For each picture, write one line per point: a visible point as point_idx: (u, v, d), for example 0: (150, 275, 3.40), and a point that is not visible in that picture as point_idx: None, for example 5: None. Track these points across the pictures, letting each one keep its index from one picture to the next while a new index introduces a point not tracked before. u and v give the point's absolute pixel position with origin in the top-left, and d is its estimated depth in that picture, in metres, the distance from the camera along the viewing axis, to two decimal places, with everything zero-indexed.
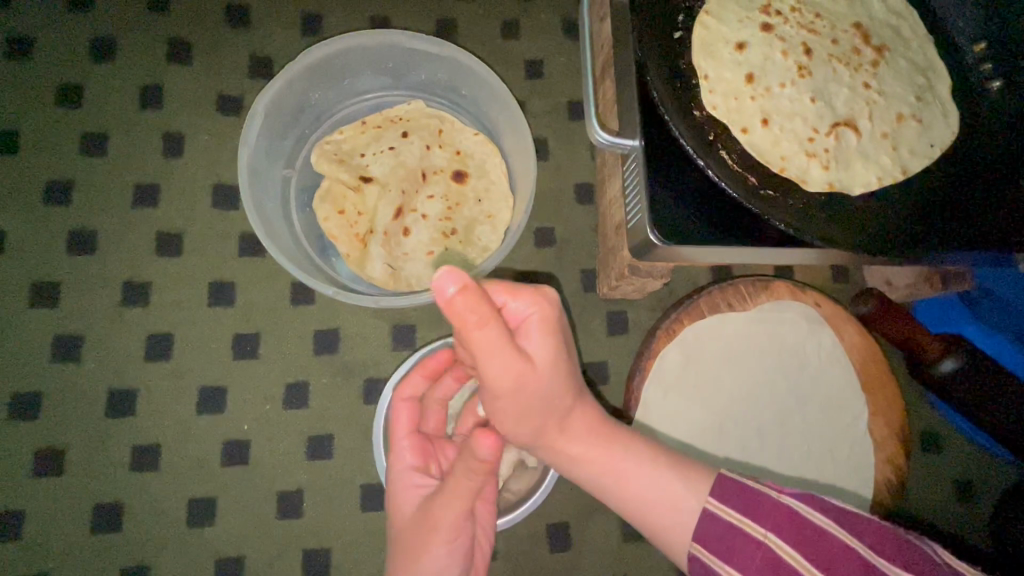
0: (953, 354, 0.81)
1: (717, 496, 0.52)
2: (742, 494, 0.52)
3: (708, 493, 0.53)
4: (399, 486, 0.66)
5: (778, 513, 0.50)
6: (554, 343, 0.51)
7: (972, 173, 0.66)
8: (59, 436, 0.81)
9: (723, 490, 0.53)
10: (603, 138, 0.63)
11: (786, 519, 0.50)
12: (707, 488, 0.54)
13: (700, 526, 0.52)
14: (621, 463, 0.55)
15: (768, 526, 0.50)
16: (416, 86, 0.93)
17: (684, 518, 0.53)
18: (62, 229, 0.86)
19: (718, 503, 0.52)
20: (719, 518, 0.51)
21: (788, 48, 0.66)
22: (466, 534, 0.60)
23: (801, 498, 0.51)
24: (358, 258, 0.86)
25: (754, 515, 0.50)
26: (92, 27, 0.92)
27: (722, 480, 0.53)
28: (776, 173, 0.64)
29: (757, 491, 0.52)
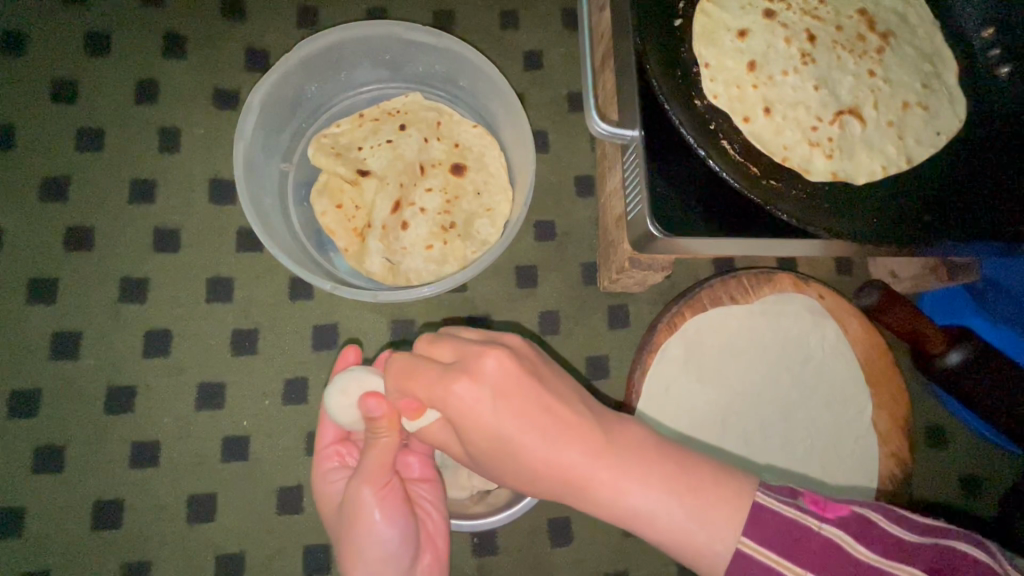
0: (958, 346, 0.81)
1: (753, 534, 0.47)
2: (781, 527, 0.48)
3: (739, 533, 0.47)
4: (327, 487, 0.73)
5: (820, 547, 0.47)
6: (492, 414, 0.50)
7: (980, 161, 0.65)
8: (59, 432, 0.81)
9: (761, 525, 0.47)
10: (602, 129, 0.63)
11: (829, 551, 0.47)
12: (739, 526, 0.47)
13: (735, 566, 0.47)
14: (631, 499, 0.48)
15: (809, 563, 0.47)
16: (413, 78, 0.92)
17: (715, 561, 0.47)
18: (59, 226, 0.86)
19: (753, 543, 0.47)
20: (755, 558, 0.47)
21: (792, 36, 0.65)
22: (396, 500, 0.65)
23: (846, 528, 0.48)
24: (356, 253, 0.86)
25: (793, 554, 0.47)
26: (87, 22, 0.91)
27: (760, 513, 0.48)
28: (778, 163, 0.63)
29: (797, 524, 0.48)
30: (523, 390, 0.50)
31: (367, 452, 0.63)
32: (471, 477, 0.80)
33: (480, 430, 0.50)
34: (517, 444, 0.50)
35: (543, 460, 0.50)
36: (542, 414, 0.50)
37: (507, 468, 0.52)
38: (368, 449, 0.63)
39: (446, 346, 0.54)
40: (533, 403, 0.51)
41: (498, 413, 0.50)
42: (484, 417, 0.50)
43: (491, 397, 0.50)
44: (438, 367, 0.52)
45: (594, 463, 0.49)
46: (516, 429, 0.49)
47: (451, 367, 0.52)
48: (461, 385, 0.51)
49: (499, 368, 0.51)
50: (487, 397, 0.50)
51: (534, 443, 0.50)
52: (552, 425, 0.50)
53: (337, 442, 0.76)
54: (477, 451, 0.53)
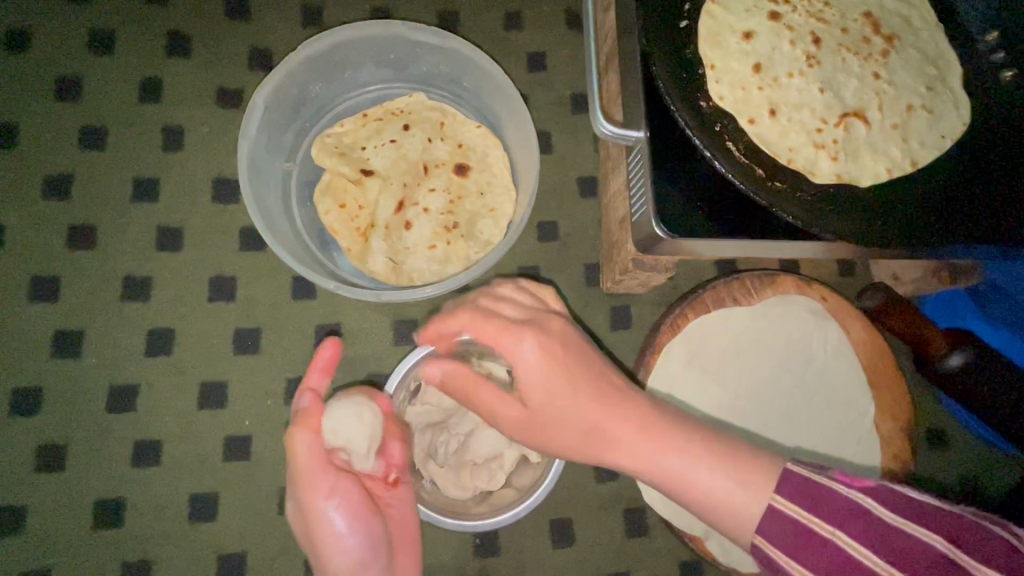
0: (959, 348, 0.81)
1: (783, 492, 0.49)
2: (808, 490, 0.49)
3: (774, 490, 0.49)
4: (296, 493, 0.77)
5: (846, 511, 0.48)
6: (547, 365, 0.55)
7: (984, 164, 0.65)
8: (60, 431, 0.81)
9: (789, 485, 0.49)
10: (607, 129, 0.62)
11: (856, 517, 0.47)
12: (772, 485, 0.50)
13: (767, 526, 0.49)
14: (679, 465, 0.51)
15: (835, 523, 0.47)
16: (417, 78, 0.92)
17: (748, 520, 0.49)
18: (62, 224, 0.86)
19: (784, 500, 0.49)
20: (788, 516, 0.48)
21: (797, 38, 0.65)
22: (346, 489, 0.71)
23: (873, 494, 0.48)
24: (359, 253, 0.85)
25: (821, 513, 0.48)
26: (90, 20, 0.91)
27: (789, 475, 0.50)
28: (783, 165, 0.63)
29: (826, 487, 0.49)
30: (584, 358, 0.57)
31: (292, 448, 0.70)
32: (474, 478, 0.78)
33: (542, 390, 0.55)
34: (567, 399, 0.55)
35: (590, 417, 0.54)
36: (598, 382, 0.56)
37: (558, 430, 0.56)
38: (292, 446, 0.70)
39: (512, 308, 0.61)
40: (585, 366, 0.56)
41: (565, 372, 0.55)
42: (537, 374, 0.55)
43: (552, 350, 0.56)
44: (505, 321, 0.58)
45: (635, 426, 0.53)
46: (579, 387, 0.55)
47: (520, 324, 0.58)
48: (525, 339, 0.56)
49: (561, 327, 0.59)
50: (553, 350, 0.56)
51: (579, 394, 0.55)
52: (604, 391, 0.55)
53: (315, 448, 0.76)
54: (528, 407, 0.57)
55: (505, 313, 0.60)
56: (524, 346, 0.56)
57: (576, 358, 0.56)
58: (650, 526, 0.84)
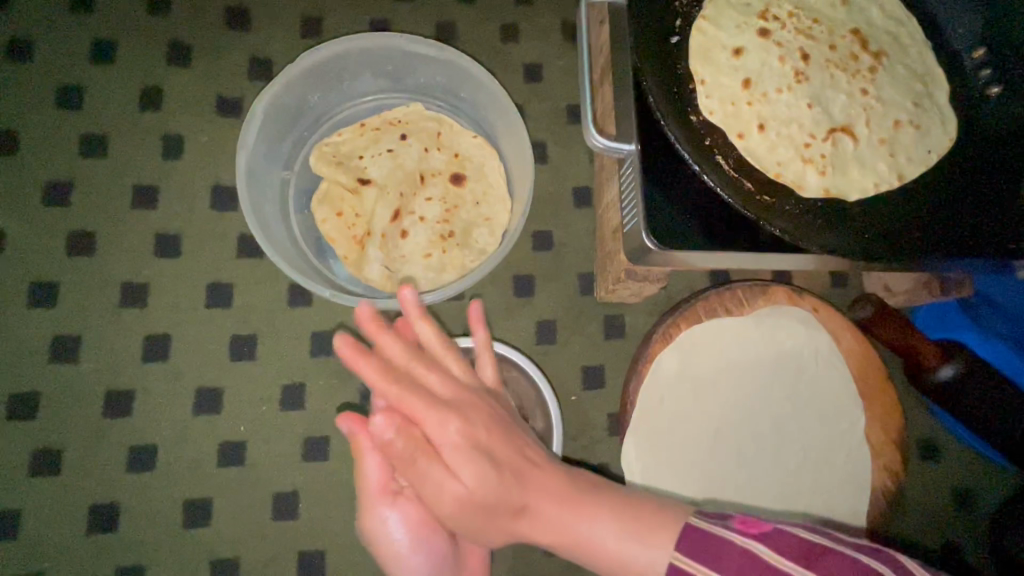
0: (949, 360, 0.82)
1: (683, 548, 0.53)
2: (706, 543, 0.53)
3: (673, 549, 0.54)
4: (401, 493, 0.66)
5: (742, 559, 0.52)
6: (473, 455, 0.57)
7: (970, 177, 0.66)
8: (56, 435, 0.81)
9: (687, 540, 0.54)
10: (600, 142, 0.64)
11: (745, 560, 0.52)
12: (675, 543, 0.54)
13: None
14: (587, 528, 0.56)
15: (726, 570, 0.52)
16: (415, 89, 0.93)
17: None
18: (62, 229, 0.87)
19: (683, 556, 0.53)
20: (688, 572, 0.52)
21: (786, 54, 0.66)
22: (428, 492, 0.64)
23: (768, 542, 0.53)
24: (355, 261, 0.86)
25: (716, 564, 0.52)
26: (93, 29, 0.93)
27: (688, 530, 0.54)
28: (772, 179, 0.64)
29: (721, 538, 0.54)
30: (498, 434, 0.60)
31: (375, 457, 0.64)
32: None
33: (458, 464, 0.56)
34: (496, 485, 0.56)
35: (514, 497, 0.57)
36: (520, 460, 0.59)
37: (489, 516, 0.58)
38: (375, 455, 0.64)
39: (441, 381, 0.62)
40: (506, 444, 0.60)
41: (490, 456, 0.58)
42: (461, 455, 0.57)
43: (477, 434, 0.59)
44: (431, 395, 0.60)
45: (558, 500, 0.57)
46: (492, 477, 0.56)
47: (447, 405, 0.60)
48: (451, 418, 0.58)
49: (488, 411, 0.62)
50: (475, 435, 0.59)
51: (506, 461, 0.58)
52: (514, 463, 0.59)
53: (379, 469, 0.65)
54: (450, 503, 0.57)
55: (434, 385, 0.61)
56: (451, 428, 0.57)
57: (497, 438, 0.60)
58: None
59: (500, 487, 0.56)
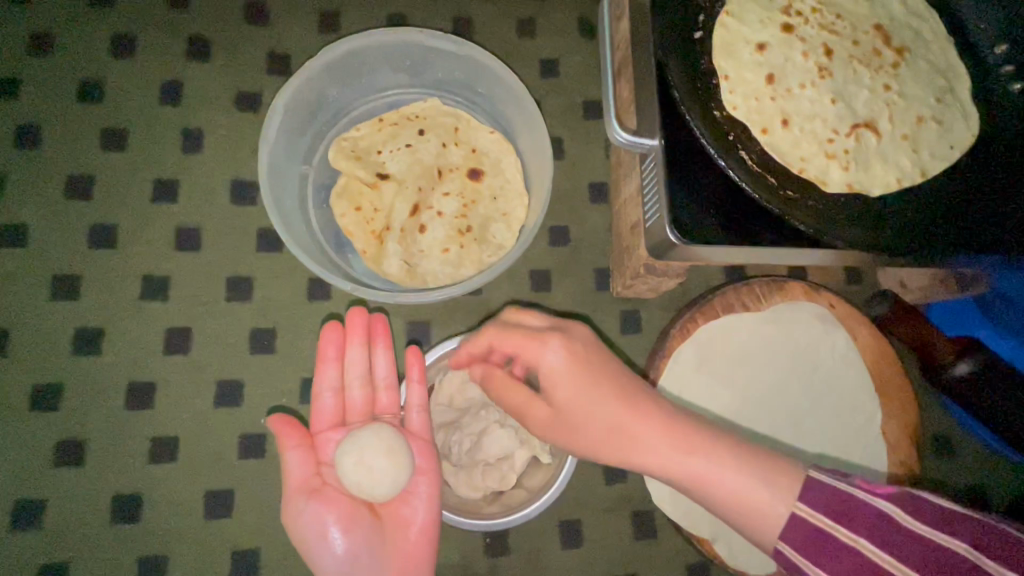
0: (966, 356, 0.82)
1: (807, 500, 0.51)
2: (833, 499, 0.51)
3: (796, 499, 0.52)
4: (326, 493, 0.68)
5: (871, 519, 0.50)
6: (584, 388, 0.58)
7: (993, 174, 0.66)
8: (79, 427, 0.82)
9: (813, 494, 0.52)
10: (622, 137, 0.64)
11: (877, 523, 0.49)
12: (795, 492, 0.52)
13: (790, 531, 0.51)
14: (705, 465, 0.53)
15: (859, 529, 0.50)
16: (432, 84, 0.94)
17: (773, 521, 0.52)
18: (83, 223, 0.87)
19: (807, 507, 0.51)
20: (809, 522, 0.51)
21: (809, 50, 0.66)
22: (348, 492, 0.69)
23: (897, 502, 0.50)
24: (374, 255, 0.87)
25: (843, 519, 0.50)
26: (113, 24, 0.93)
27: (811, 483, 0.52)
28: (795, 174, 0.64)
29: (849, 495, 0.51)
30: (608, 363, 0.59)
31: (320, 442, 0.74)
32: (486, 479, 0.78)
33: (577, 397, 0.58)
34: (613, 417, 0.57)
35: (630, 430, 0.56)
36: (624, 390, 0.58)
37: (610, 442, 0.57)
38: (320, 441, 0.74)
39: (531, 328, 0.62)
40: (611, 373, 0.59)
41: (601, 390, 0.58)
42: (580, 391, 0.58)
43: (582, 366, 0.59)
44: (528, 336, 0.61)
45: (667, 433, 0.55)
46: (609, 402, 0.57)
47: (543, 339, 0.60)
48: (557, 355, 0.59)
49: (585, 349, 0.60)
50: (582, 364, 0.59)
51: (617, 393, 0.57)
52: (632, 393, 0.58)
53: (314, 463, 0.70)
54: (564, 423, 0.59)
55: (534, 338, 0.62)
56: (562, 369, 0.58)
57: (604, 371, 0.59)
58: (658, 528, 0.85)
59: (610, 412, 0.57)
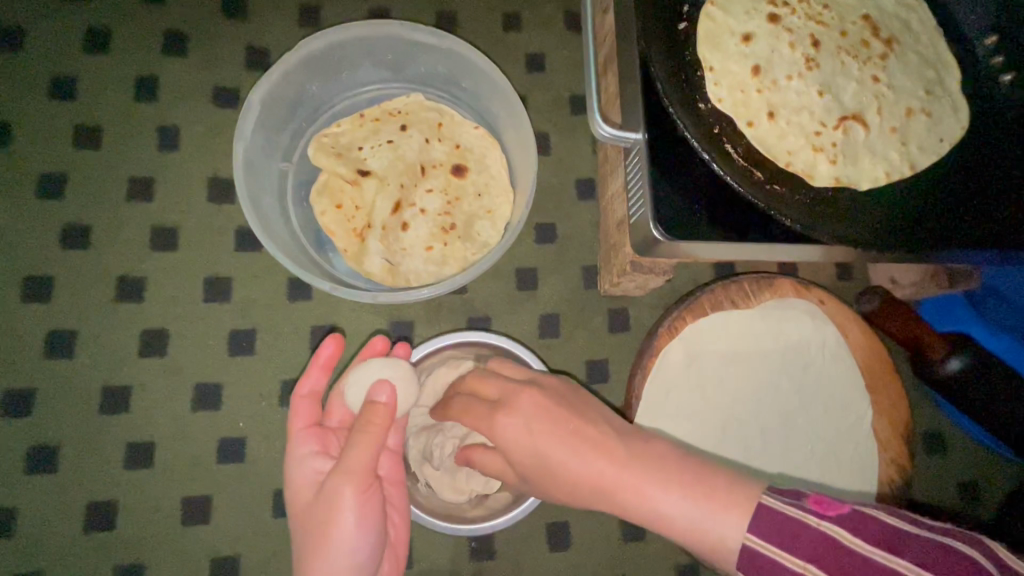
0: (956, 353, 0.81)
1: (758, 532, 0.47)
2: (783, 525, 0.47)
3: (745, 529, 0.47)
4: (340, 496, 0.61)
5: (820, 545, 0.46)
6: (525, 445, 0.56)
7: (982, 167, 0.65)
8: (52, 432, 0.80)
9: (764, 523, 0.47)
10: (605, 131, 0.62)
11: (828, 550, 0.45)
12: (746, 523, 0.48)
13: (742, 562, 0.47)
14: (653, 506, 0.50)
15: (810, 557, 0.45)
16: (415, 79, 0.92)
17: (727, 554, 0.48)
18: (55, 223, 0.85)
19: (758, 539, 0.47)
20: (761, 554, 0.46)
21: (796, 41, 0.64)
22: (376, 503, 0.63)
23: (847, 524, 0.46)
24: (355, 254, 0.85)
25: (792, 547, 0.46)
26: (86, 18, 0.91)
27: (763, 509, 0.48)
28: (781, 168, 0.63)
29: (798, 521, 0.47)
30: (556, 417, 0.56)
31: (355, 448, 0.61)
32: (470, 482, 0.77)
33: (524, 455, 0.56)
34: (552, 465, 0.55)
35: (572, 476, 0.54)
36: (574, 437, 0.55)
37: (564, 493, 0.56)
38: (355, 446, 0.61)
39: (494, 387, 0.62)
40: (560, 419, 0.56)
41: (540, 445, 0.55)
42: (525, 442, 0.56)
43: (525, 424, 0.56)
44: (486, 405, 0.60)
45: (619, 474, 0.52)
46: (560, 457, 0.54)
47: (496, 404, 0.59)
48: (502, 416, 0.57)
49: (535, 399, 0.58)
50: (524, 420, 0.57)
51: (558, 445, 0.55)
52: (580, 444, 0.54)
53: (364, 466, 0.61)
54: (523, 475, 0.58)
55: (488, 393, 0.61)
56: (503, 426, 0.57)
57: (545, 421, 0.56)
58: (647, 529, 0.84)
59: (553, 460, 0.55)
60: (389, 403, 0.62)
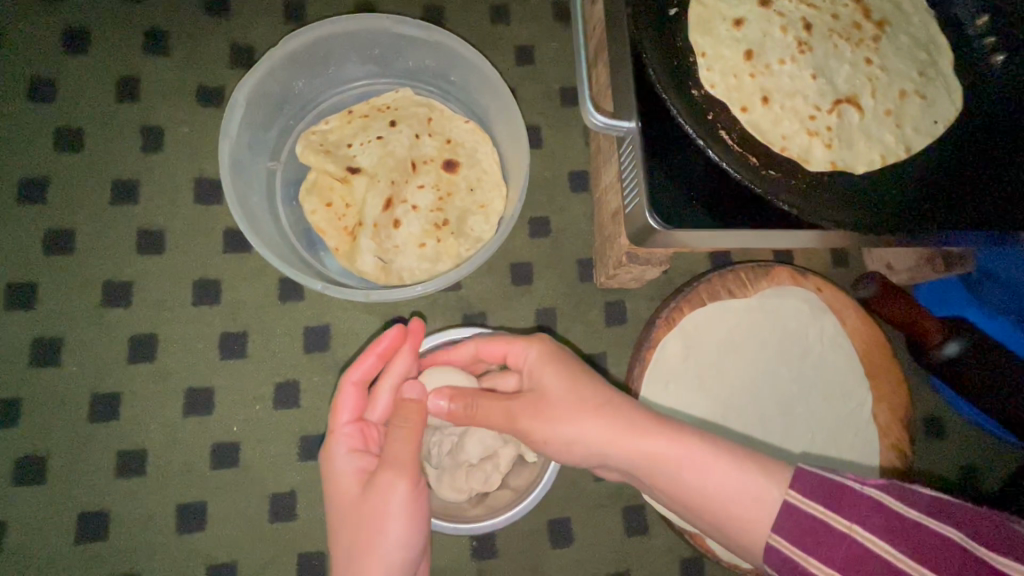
0: (955, 336, 0.81)
1: (800, 488, 0.50)
2: (825, 487, 0.49)
3: (787, 486, 0.51)
4: (389, 495, 0.60)
5: (863, 506, 0.48)
6: (563, 373, 0.61)
7: (977, 148, 0.64)
8: (40, 443, 0.78)
9: (805, 482, 0.50)
10: (599, 121, 0.60)
11: (873, 513, 0.47)
12: (787, 481, 0.52)
13: (782, 518, 0.50)
14: (690, 455, 0.55)
15: (853, 516, 0.47)
16: (403, 74, 0.90)
17: (769, 508, 0.51)
18: (38, 228, 0.83)
19: (800, 496, 0.50)
20: (805, 511, 0.49)
21: (788, 24, 0.64)
22: (421, 504, 0.62)
23: (888, 491, 0.48)
24: (347, 252, 0.84)
25: (836, 506, 0.48)
26: (64, 18, 0.88)
27: (803, 472, 0.51)
28: (776, 154, 0.62)
29: (838, 483, 0.49)
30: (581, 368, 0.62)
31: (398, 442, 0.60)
32: (470, 481, 0.74)
33: (564, 384, 0.60)
34: (591, 394, 0.59)
35: (609, 417, 0.58)
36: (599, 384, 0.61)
37: (605, 427, 0.58)
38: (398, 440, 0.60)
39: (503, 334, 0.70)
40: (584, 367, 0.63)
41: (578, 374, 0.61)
42: (562, 370, 0.61)
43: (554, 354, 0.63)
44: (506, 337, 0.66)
45: (658, 433, 0.56)
46: (594, 398, 0.59)
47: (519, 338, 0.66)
48: (531, 345, 0.64)
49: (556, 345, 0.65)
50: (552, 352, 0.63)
51: (590, 382, 0.61)
52: (605, 392, 0.60)
53: (408, 459, 0.60)
54: (559, 404, 0.59)
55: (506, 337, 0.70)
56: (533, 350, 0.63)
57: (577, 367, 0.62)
58: (649, 523, 0.83)
59: (583, 386, 0.60)
60: (422, 399, 0.61)
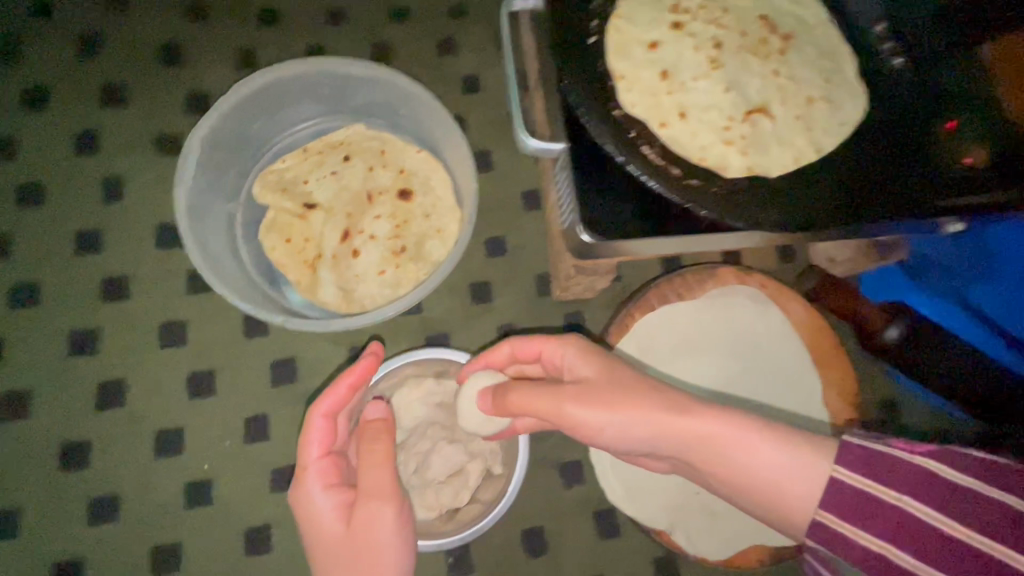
0: (897, 321, 0.86)
1: (844, 463, 0.51)
2: (871, 460, 0.51)
3: (833, 461, 0.52)
4: (381, 522, 0.60)
5: (915, 477, 0.50)
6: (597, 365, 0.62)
7: (888, 144, 0.69)
8: (13, 496, 0.79)
9: (852, 457, 0.52)
10: (531, 144, 0.63)
11: (925, 482, 0.49)
12: (833, 456, 0.52)
13: (830, 494, 0.51)
14: (709, 431, 0.54)
15: (905, 488, 0.49)
16: (355, 110, 0.94)
17: (816, 480, 0.52)
18: (3, 284, 0.85)
19: (849, 472, 0.51)
20: (853, 486, 0.51)
21: (698, 44, 0.70)
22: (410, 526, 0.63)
23: (939, 458, 0.50)
24: (309, 284, 0.87)
25: (891, 481, 0.50)
26: (21, 79, 0.92)
27: (848, 446, 0.52)
28: (696, 164, 0.66)
29: (888, 455, 0.51)
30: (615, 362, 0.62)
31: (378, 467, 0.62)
32: (439, 496, 0.77)
33: (603, 374, 0.61)
34: (629, 380, 0.60)
35: (640, 401, 0.57)
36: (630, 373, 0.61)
37: (649, 411, 0.56)
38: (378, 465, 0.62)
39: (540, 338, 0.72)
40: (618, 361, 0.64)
41: (613, 365, 0.62)
42: (596, 363, 0.62)
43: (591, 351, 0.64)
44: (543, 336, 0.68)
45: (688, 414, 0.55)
46: (634, 383, 0.59)
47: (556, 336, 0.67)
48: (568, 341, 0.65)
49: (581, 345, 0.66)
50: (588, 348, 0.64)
51: (627, 372, 0.61)
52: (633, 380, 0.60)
53: (393, 483, 0.62)
54: (600, 391, 0.59)
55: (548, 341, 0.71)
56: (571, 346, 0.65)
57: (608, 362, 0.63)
58: (622, 526, 0.85)
59: (625, 375, 0.61)
60: (386, 418, 0.66)
